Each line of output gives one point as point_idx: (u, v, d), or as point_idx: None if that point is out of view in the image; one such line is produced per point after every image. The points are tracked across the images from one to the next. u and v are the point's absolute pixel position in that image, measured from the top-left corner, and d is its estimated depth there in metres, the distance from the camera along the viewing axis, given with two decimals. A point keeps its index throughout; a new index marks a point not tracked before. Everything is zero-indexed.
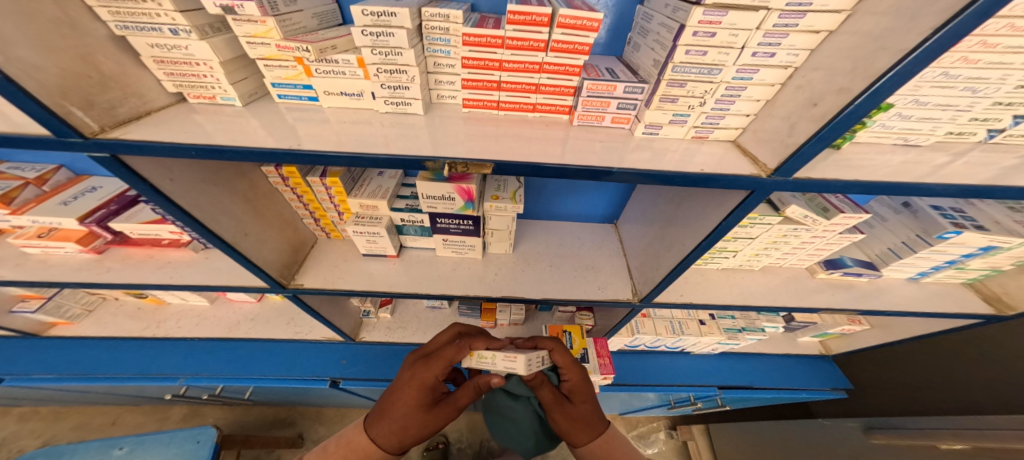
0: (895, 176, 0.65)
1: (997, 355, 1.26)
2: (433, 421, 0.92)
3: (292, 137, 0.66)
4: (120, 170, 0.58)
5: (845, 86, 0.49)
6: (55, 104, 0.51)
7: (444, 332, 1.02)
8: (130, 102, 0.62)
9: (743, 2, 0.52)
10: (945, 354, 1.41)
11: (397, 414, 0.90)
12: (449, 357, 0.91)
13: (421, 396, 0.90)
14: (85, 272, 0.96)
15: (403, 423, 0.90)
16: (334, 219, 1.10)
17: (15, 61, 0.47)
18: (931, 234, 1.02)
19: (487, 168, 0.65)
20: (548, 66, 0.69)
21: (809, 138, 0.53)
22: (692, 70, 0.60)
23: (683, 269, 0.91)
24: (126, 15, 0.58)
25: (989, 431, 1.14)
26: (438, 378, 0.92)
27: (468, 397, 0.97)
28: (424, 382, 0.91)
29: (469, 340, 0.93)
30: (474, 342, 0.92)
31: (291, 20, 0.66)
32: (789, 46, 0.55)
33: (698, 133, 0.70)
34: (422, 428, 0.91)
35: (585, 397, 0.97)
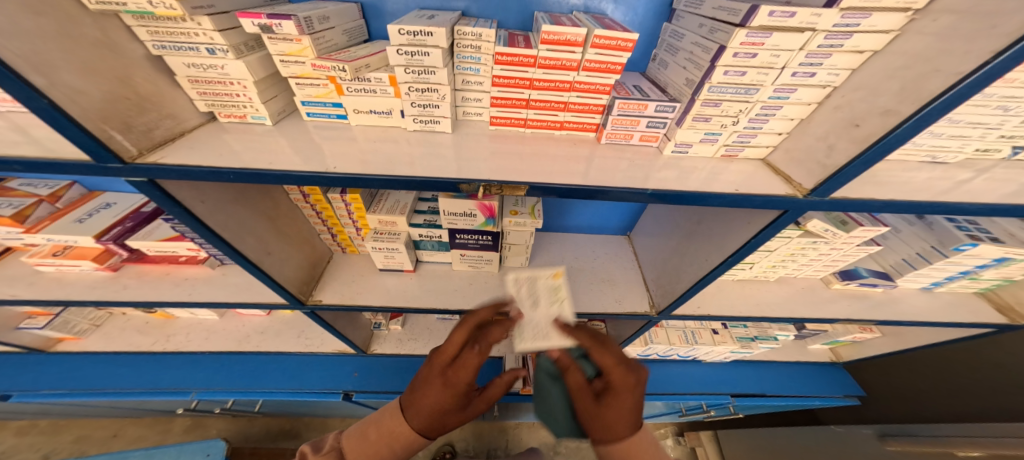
0: (927, 195, 0.65)
1: (1001, 365, 1.29)
2: (472, 412, 0.85)
3: (323, 157, 0.66)
4: (157, 194, 0.58)
5: (891, 108, 0.49)
6: (97, 129, 0.50)
7: (458, 330, 0.79)
8: (164, 124, 0.61)
9: (789, 24, 0.51)
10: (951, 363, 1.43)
11: (435, 415, 0.79)
12: (473, 365, 0.76)
13: (457, 400, 0.78)
14: (102, 290, 0.95)
15: (441, 422, 0.81)
16: (351, 234, 1.09)
17: (60, 87, 0.46)
18: (946, 246, 1.02)
19: (522, 191, 0.65)
20: (579, 84, 0.69)
21: (851, 159, 0.53)
22: (728, 90, 0.60)
23: (706, 283, 0.91)
24: (163, 35, 0.57)
25: (1004, 439, 1.18)
26: (471, 381, 0.78)
27: (501, 389, 0.89)
28: (457, 388, 0.77)
29: (489, 339, 0.77)
30: (492, 336, 0.77)
31: (324, 38, 0.66)
32: (831, 66, 0.55)
33: (727, 151, 0.71)
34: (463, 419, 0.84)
35: (629, 413, 0.75)
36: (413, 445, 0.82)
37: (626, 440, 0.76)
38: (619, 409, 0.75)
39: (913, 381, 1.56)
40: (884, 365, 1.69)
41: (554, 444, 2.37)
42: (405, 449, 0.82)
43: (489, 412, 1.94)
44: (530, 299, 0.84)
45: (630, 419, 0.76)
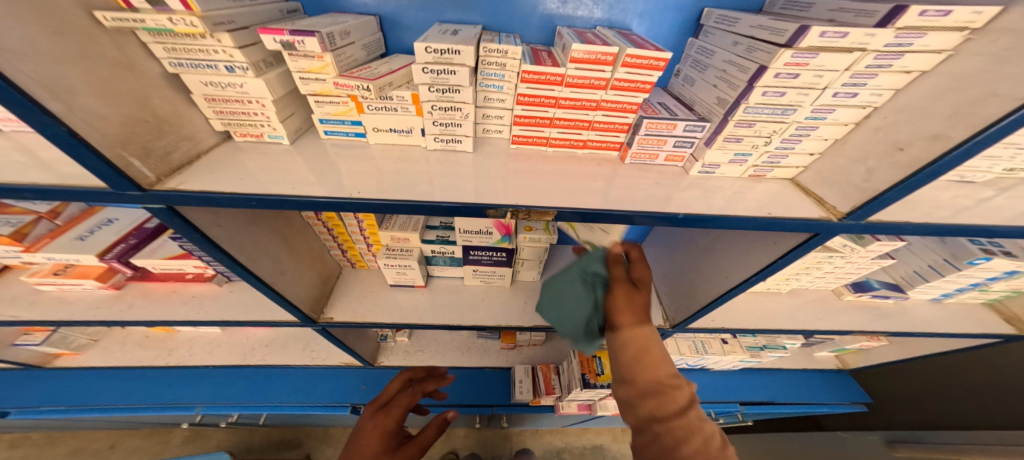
0: (958, 217, 0.65)
1: (1000, 376, 1.35)
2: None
3: (344, 179, 0.63)
4: (175, 220, 0.57)
5: (940, 132, 0.49)
6: (115, 156, 0.48)
7: (393, 381, 0.92)
8: (182, 145, 0.59)
9: (839, 43, 0.50)
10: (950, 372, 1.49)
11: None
12: (404, 403, 0.83)
13: (382, 443, 0.78)
14: (105, 310, 0.92)
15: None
16: (362, 251, 1.07)
17: (77, 112, 0.44)
18: (959, 259, 1.02)
19: (550, 215, 0.63)
20: (606, 103, 0.68)
21: (892, 185, 0.53)
22: (765, 110, 0.59)
23: (726, 299, 0.90)
24: (181, 52, 0.55)
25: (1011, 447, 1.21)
26: (397, 421, 0.82)
27: (434, 436, 0.81)
28: (387, 427, 0.80)
29: (421, 385, 0.88)
30: (425, 385, 0.88)
31: (345, 54, 0.64)
32: (875, 86, 0.54)
33: (756, 171, 0.70)
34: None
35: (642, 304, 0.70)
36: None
37: (634, 329, 0.67)
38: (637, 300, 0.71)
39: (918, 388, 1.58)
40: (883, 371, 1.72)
41: (558, 451, 2.35)
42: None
43: (496, 421, 1.91)
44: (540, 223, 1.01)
45: (645, 310, 0.70)
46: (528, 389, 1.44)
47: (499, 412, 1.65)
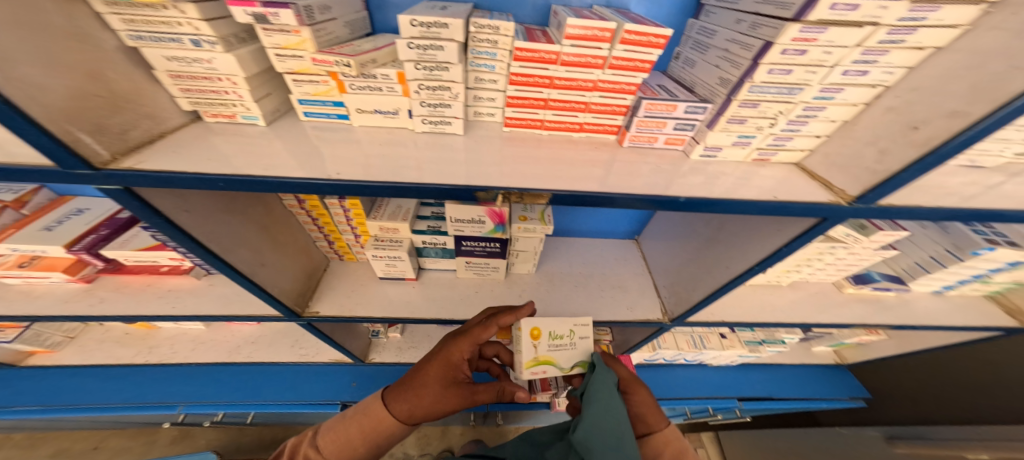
0: (969, 202, 0.62)
1: (999, 370, 1.33)
2: (446, 404, 0.77)
3: (323, 161, 0.59)
4: (136, 204, 0.53)
5: (959, 109, 0.45)
6: (63, 131, 0.43)
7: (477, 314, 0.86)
8: (143, 124, 0.55)
9: (849, 17, 0.47)
10: (947, 369, 1.47)
11: (405, 396, 0.76)
12: (475, 336, 0.78)
13: (440, 374, 0.77)
14: (74, 305, 0.87)
15: (410, 407, 0.76)
16: (350, 242, 1.03)
17: (16, 82, 0.39)
18: (963, 250, 0.99)
19: (544, 199, 0.60)
20: (603, 83, 0.64)
21: (907, 165, 0.50)
22: (770, 90, 0.55)
23: (727, 291, 0.88)
24: (141, 24, 0.50)
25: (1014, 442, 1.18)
26: (463, 356, 0.78)
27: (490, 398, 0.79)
28: (447, 357, 0.78)
29: (497, 318, 0.80)
30: (501, 319, 0.79)
31: (325, 30, 0.60)
32: (885, 64, 0.51)
33: (760, 155, 0.67)
34: (433, 409, 0.76)
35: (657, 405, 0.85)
36: (382, 435, 0.76)
37: (663, 434, 0.82)
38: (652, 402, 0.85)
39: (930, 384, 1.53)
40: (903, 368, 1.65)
41: None
42: (366, 440, 0.75)
43: (492, 419, 1.88)
44: (530, 211, 0.98)
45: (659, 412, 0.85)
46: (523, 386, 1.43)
47: (495, 410, 1.62)
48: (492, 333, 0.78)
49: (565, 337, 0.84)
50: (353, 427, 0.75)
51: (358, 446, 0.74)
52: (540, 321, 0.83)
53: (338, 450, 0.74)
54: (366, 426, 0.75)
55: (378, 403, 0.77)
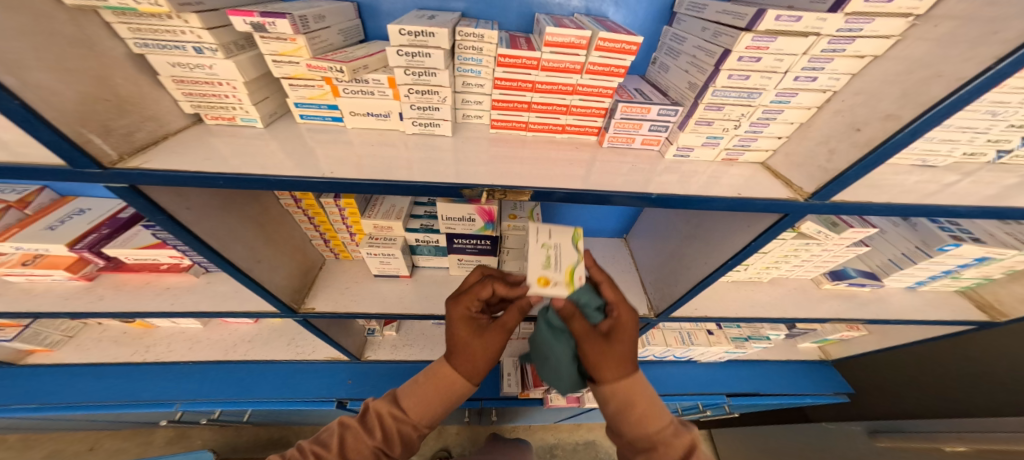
0: (920, 198, 0.67)
1: (976, 368, 1.39)
2: (494, 348, 0.77)
3: (316, 161, 0.63)
4: (140, 200, 0.56)
5: (893, 112, 0.50)
6: (75, 133, 0.47)
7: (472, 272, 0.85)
8: (147, 126, 0.58)
9: (794, 28, 0.51)
10: (928, 365, 1.53)
11: (461, 357, 0.77)
12: (476, 292, 0.79)
13: (471, 329, 0.78)
14: (76, 301, 0.91)
15: (468, 362, 0.77)
16: (345, 240, 1.07)
17: (32, 86, 0.43)
18: (931, 246, 1.04)
19: (526, 195, 0.63)
20: (582, 87, 0.69)
21: (852, 163, 0.54)
22: (731, 94, 0.60)
23: (706, 285, 0.92)
24: (147, 32, 0.54)
25: (990, 434, 1.22)
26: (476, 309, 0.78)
27: (518, 318, 0.77)
28: (465, 316, 0.78)
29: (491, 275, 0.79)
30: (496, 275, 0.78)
31: (319, 37, 0.64)
32: (832, 70, 0.56)
33: (728, 155, 0.71)
34: (486, 357, 0.77)
35: (629, 355, 0.74)
36: (457, 393, 0.77)
37: (615, 386, 0.72)
38: (618, 352, 0.74)
39: (915, 379, 1.56)
40: (887, 364, 1.69)
41: (551, 447, 2.37)
42: (443, 399, 0.76)
43: (487, 416, 1.90)
44: (520, 210, 1.03)
45: (632, 358, 0.75)
46: (516, 381, 1.48)
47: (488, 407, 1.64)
48: (491, 286, 0.79)
49: (546, 254, 0.73)
50: (428, 390, 0.76)
51: (438, 407, 0.76)
52: (529, 280, 0.69)
53: (422, 412, 0.75)
54: (439, 389, 0.76)
55: (442, 365, 0.78)
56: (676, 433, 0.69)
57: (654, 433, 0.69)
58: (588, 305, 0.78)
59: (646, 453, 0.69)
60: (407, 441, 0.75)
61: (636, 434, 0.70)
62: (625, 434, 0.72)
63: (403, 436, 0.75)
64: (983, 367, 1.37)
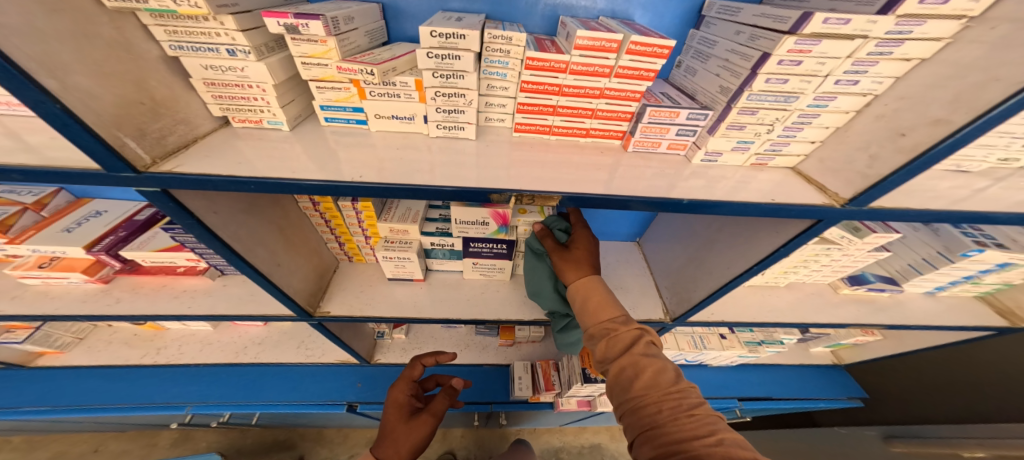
0: (955, 205, 0.66)
1: (994, 373, 1.37)
2: (417, 431, 0.89)
3: (341, 165, 0.62)
4: (170, 204, 0.56)
5: (942, 117, 0.49)
6: (110, 136, 0.46)
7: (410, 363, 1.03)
8: (178, 129, 0.58)
9: (841, 31, 0.50)
10: (941, 371, 1.52)
11: (388, 442, 0.88)
12: (409, 375, 0.97)
13: (398, 413, 0.92)
14: (92, 304, 0.91)
15: (392, 447, 0.87)
16: (360, 243, 1.06)
17: (71, 89, 0.42)
18: (953, 252, 1.03)
19: (555, 201, 0.63)
20: (609, 91, 0.68)
21: (894, 170, 0.53)
22: (768, 98, 0.59)
23: (729, 289, 0.90)
24: (182, 35, 0.53)
25: (1009, 440, 1.21)
26: (405, 393, 0.95)
27: (441, 404, 0.92)
28: (396, 400, 0.94)
29: (420, 358, 1.00)
30: (425, 358, 1.00)
31: (348, 39, 0.63)
32: (875, 74, 0.55)
33: (758, 160, 0.71)
34: (410, 442, 0.88)
35: (589, 260, 0.85)
36: None
37: (578, 282, 0.84)
38: (579, 257, 0.85)
39: (931, 385, 1.55)
40: (903, 370, 1.67)
41: (556, 450, 2.35)
42: None
43: (495, 420, 1.89)
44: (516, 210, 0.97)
45: (591, 263, 0.86)
46: (527, 386, 1.46)
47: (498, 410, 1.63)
48: (420, 368, 0.98)
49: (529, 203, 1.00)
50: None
51: None
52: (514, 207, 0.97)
53: None
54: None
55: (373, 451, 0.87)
56: (626, 323, 0.78)
57: (605, 320, 0.78)
58: (558, 228, 0.92)
59: (598, 337, 0.78)
60: None
61: (591, 323, 0.80)
62: (583, 325, 0.82)
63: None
64: (1006, 375, 1.34)
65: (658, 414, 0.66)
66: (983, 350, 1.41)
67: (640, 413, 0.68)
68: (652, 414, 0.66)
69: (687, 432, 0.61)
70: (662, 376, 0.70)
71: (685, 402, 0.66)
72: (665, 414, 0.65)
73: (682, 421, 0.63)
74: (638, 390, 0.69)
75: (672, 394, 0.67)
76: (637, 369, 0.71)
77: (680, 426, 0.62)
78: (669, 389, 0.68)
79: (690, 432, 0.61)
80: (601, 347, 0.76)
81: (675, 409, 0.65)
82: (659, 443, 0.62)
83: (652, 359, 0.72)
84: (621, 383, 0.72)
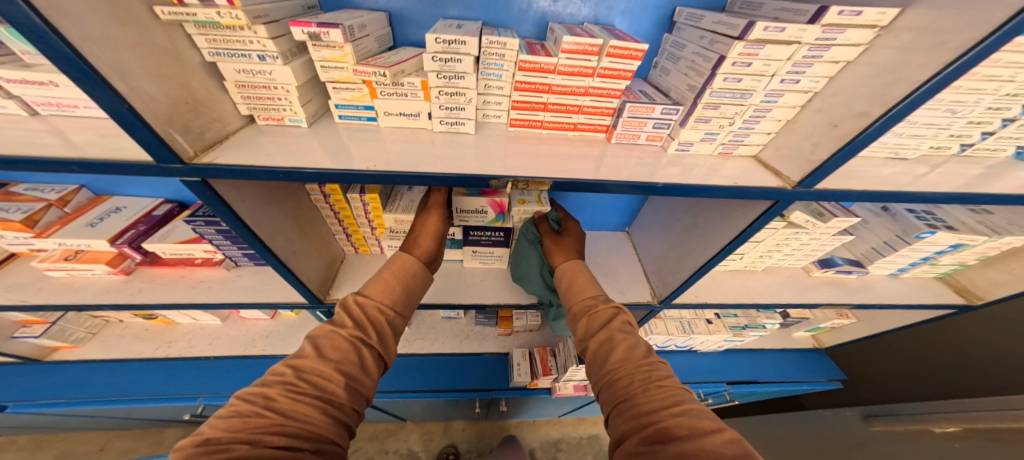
0: (894, 186, 0.75)
1: (959, 349, 1.47)
2: (430, 224, 0.87)
3: (354, 157, 0.70)
4: (206, 193, 0.62)
5: (864, 110, 0.59)
6: (164, 131, 0.54)
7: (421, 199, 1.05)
8: (214, 126, 0.65)
9: (780, 37, 0.60)
10: (911, 350, 1.63)
11: (410, 241, 0.86)
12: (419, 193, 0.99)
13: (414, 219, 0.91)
14: (116, 294, 0.98)
15: (413, 242, 0.86)
16: (366, 234, 1.13)
17: (136, 90, 0.50)
18: (909, 234, 1.13)
19: (546, 186, 0.72)
20: (593, 89, 0.77)
21: (831, 155, 0.63)
22: (727, 94, 0.69)
23: (707, 270, 0.99)
24: (220, 42, 0.60)
25: (975, 413, 1.32)
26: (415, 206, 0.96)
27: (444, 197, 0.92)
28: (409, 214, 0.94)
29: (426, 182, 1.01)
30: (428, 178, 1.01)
31: (361, 44, 0.71)
32: (812, 74, 0.64)
33: (724, 149, 0.80)
34: (427, 230, 0.86)
35: (576, 246, 0.98)
36: (413, 275, 0.79)
37: (566, 264, 0.95)
38: (568, 243, 0.99)
39: (903, 366, 1.65)
40: (878, 351, 1.77)
41: (555, 441, 2.42)
42: (400, 279, 0.77)
43: (495, 409, 1.95)
44: (517, 198, 1.05)
45: (577, 251, 0.98)
46: (526, 371, 1.53)
47: (498, 398, 1.69)
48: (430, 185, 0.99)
49: (527, 195, 1.07)
50: (386, 274, 0.77)
51: (396, 288, 0.76)
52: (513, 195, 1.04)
53: (382, 291, 0.74)
54: (397, 270, 0.78)
55: (396, 255, 0.82)
56: (605, 302, 0.84)
57: (588, 298, 0.86)
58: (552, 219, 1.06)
59: (580, 316, 0.83)
60: (376, 324, 0.70)
61: (576, 301, 0.87)
62: (568, 304, 0.88)
63: (376, 322, 0.70)
64: (968, 352, 1.45)
65: (630, 387, 0.67)
66: (947, 328, 1.51)
67: (614, 386, 0.69)
68: (625, 387, 0.67)
69: (656, 402, 0.62)
70: (634, 351, 0.73)
71: (656, 374, 0.68)
72: (636, 386, 0.66)
73: (651, 392, 0.64)
74: (612, 364, 0.71)
75: (644, 367, 0.69)
76: (612, 344, 0.74)
77: (649, 396, 0.63)
78: (640, 362, 0.70)
79: (659, 403, 0.62)
80: (583, 325, 0.81)
81: (646, 380, 0.67)
82: (630, 416, 0.62)
83: (626, 335, 0.76)
84: (598, 359, 0.74)
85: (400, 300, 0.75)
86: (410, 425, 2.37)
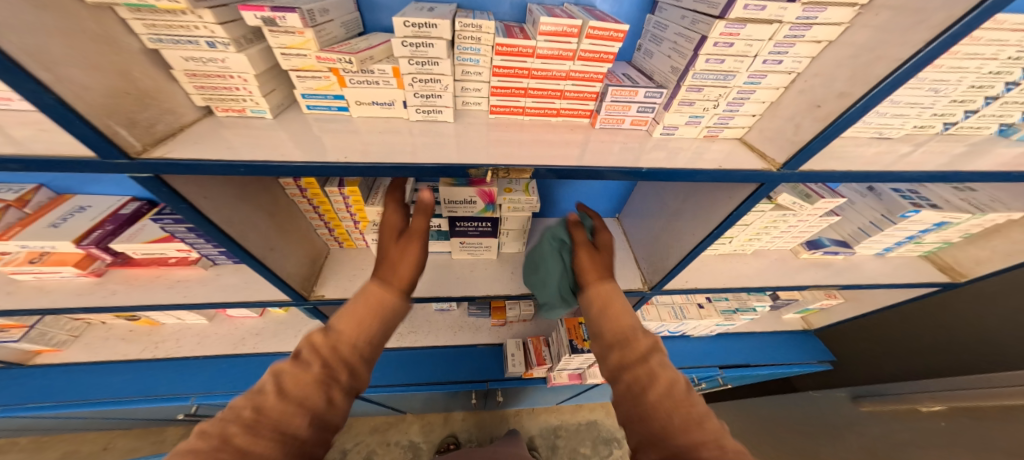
0: (879, 166, 0.74)
1: (942, 326, 1.50)
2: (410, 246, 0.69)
3: (325, 149, 0.67)
4: (163, 190, 0.60)
5: (846, 90, 0.58)
6: (102, 125, 0.51)
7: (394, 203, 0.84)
8: (166, 118, 0.62)
9: (760, 16, 0.58)
10: (896, 328, 1.66)
11: (384, 265, 0.66)
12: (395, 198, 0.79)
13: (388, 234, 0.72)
14: (89, 296, 0.95)
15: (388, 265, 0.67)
16: (349, 228, 1.11)
17: (62, 80, 0.46)
18: (894, 214, 1.14)
19: (528, 174, 0.69)
20: (574, 73, 0.74)
21: (815, 136, 0.62)
22: (710, 76, 0.67)
23: (695, 255, 0.99)
24: (162, 28, 0.57)
25: (962, 391, 1.34)
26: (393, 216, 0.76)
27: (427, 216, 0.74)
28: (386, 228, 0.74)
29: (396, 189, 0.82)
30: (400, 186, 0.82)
31: (324, 30, 0.67)
32: (795, 54, 0.62)
33: (710, 132, 0.78)
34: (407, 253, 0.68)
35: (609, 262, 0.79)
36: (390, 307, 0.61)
37: (597, 283, 0.74)
38: (601, 257, 0.81)
39: (888, 343, 1.68)
40: (864, 330, 1.81)
41: (555, 428, 2.46)
42: (371, 310, 0.59)
43: (492, 399, 1.97)
44: (504, 187, 1.03)
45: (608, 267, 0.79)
46: (520, 362, 1.53)
47: (493, 388, 1.70)
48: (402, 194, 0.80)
49: (515, 184, 1.05)
50: (358, 303, 0.59)
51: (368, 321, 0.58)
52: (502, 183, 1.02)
53: (351, 323, 0.56)
54: (370, 299, 0.60)
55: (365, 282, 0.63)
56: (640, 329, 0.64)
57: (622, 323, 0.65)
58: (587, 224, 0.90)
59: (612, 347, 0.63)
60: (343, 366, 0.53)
61: (606, 328, 0.66)
62: (597, 333, 0.68)
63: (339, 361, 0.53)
64: (950, 328, 1.47)
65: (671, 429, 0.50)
66: (931, 306, 1.54)
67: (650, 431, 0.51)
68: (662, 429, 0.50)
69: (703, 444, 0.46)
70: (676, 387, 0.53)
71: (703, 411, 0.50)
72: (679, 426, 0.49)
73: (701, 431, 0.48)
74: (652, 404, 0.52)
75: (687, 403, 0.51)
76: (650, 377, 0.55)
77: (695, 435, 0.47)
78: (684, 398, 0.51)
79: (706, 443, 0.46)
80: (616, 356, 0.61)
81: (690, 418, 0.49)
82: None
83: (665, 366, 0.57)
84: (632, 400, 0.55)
85: (374, 339, 0.58)
86: (410, 417, 2.40)
